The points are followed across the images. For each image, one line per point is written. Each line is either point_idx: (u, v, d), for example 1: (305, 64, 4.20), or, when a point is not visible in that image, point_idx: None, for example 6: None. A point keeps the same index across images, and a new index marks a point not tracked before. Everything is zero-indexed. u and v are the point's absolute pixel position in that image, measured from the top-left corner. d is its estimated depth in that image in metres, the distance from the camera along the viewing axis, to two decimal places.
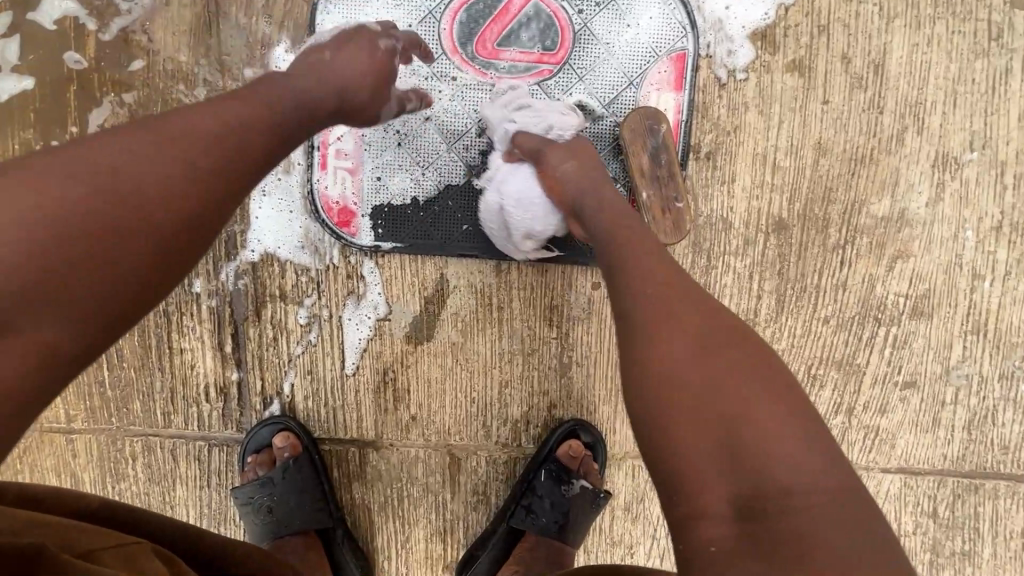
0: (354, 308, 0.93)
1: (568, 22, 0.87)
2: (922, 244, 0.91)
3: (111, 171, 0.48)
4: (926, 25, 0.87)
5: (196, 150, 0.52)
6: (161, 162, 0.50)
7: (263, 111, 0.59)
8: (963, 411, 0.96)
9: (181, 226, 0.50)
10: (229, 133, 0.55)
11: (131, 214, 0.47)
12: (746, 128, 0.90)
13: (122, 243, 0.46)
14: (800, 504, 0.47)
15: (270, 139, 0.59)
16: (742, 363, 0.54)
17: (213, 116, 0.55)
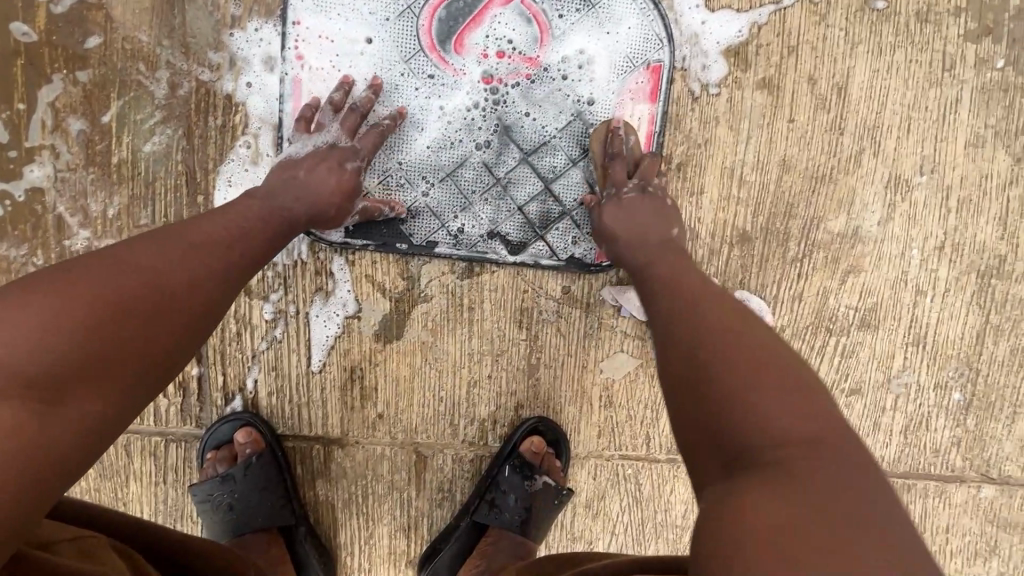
0: (322, 304, 0.91)
1: (547, 27, 0.87)
2: (872, 260, 0.97)
3: (130, 269, 0.58)
4: (887, 52, 0.91)
5: (202, 255, 0.63)
6: (173, 267, 0.60)
7: (258, 223, 0.72)
8: (901, 416, 1.02)
9: (182, 320, 0.59)
10: (236, 241, 0.67)
11: (144, 306, 0.56)
12: (716, 141, 0.92)
13: (118, 335, 0.54)
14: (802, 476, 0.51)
15: (260, 243, 0.70)
16: (765, 376, 0.58)
17: (219, 230, 0.67)
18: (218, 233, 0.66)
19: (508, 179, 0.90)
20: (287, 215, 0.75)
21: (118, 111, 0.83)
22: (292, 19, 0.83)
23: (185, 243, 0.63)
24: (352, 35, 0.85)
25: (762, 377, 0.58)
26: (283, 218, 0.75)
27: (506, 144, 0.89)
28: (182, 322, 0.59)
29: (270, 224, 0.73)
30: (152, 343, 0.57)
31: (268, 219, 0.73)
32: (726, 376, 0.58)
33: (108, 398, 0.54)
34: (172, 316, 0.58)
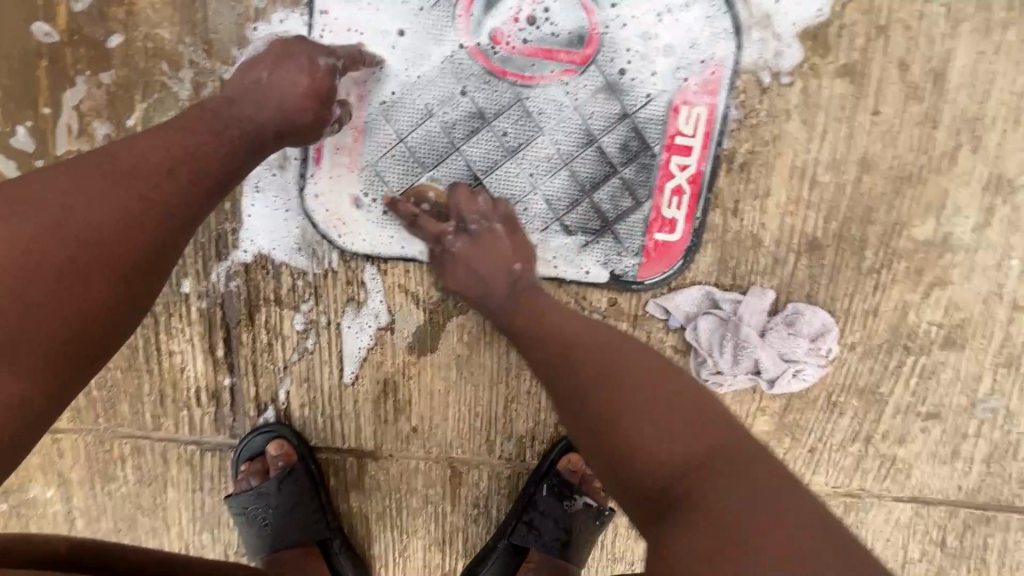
0: (354, 315, 0.87)
1: (597, 18, 0.79)
2: (963, 271, 0.86)
3: (41, 208, 0.53)
4: (997, 31, 0.78)
5: (131, 184, 0.57)
6: (93, 198, 0.55)
7: (210, 138, 0.65)
8: (985, 444, 0.92)
9: (113, 263, 0.55)
10: (176, 163, 0.61)
11: (58, 251, 0.52)
12: (787, 137, 0.82)
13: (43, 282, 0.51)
14: (708, 493, 0.51)
15: (206, 164, 0.63)
16: (632, 388, 0.59)
17: (149, 152, 0.60)
18: (152, 154, 0.60)
19: (545, 186, 0.83)
20: (249, 128, 0.68)
21: (142, 114, 0.79)
22: (320, 8, 0.77)
23: (112, 169, 0.58)
24: (384, 26, 0.78)
25: (610, 392, 0.60)
26: (240, 128, 0.67)
27: (544, 149, 0.82)
28: (111, 263, 0.55)
29: (224, 139, 0.66)
30: (75, 292, 0.52)
31: (223, 134, 0.66)
32: (587, 387, 0.61)
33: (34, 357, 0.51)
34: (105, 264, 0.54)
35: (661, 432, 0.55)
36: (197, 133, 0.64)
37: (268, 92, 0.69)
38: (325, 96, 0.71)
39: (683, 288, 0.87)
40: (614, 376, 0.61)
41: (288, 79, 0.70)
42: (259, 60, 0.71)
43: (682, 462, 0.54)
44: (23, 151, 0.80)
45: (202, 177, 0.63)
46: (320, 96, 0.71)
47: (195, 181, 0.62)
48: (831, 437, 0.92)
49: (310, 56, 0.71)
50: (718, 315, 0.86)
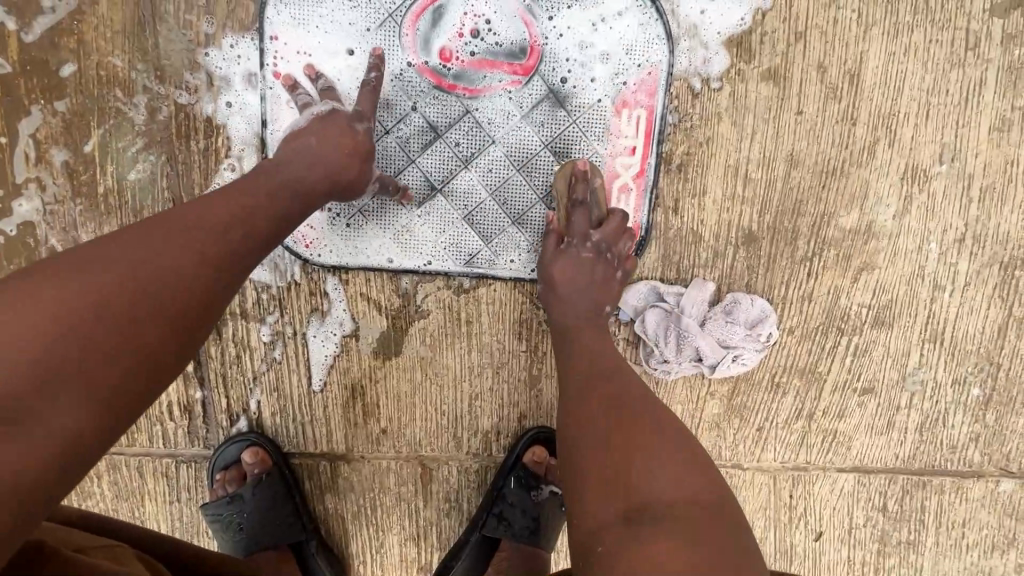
0: (319, 325, 0.90)
1: (536, 29, 0.83)
2: (887, 255, 0.92)
3: (105, 267, 0.55)
4: (904, 33, 0.84)
5: (188, 243, 0.60)
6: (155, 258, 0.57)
7: (265, 200, 0.68)
8: (917, 414, 0.99)
9: (167, 318, 0.56)
10: (233, 223, 0.64)
11: (120, 303, 0.53)
12: (719, 138, 0.87)
13: (105, 326, 0.52)
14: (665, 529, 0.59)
15: (259, 225, 0.66)
16: (627, 433, 0.66)
17: (210, 212, 0.64)
18: (214, 215, 0.63)
19: (500, 192, 0.88)
20: (298, 188, 0.71)
21: (100, 139, 0.82)
22: (269, 32, 0.80)
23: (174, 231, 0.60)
24: (334, 46, 0.81)
25: (599, 441, 0.67)
26: (292, 188, 0.71)
27: (496, 157, 0.86)
28: (168, 319, 0.56)
29: (277, 201, 0.69)
30: (133, 337, 0.53)
31: (275, 195, 0.70)
32: (583, 442, 0.68)
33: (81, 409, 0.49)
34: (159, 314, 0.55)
35: (672, 476, 0.63)
36: (248, 193, 0.68)
37: (315, 159, 0.73)
38: (362, 157, 0.76)
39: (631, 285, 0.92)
40: (644, 426, 0.67)
41: (330, 141, 0.75)
42: (303, 129, 0.76)
43: (650, 504, 0.61)
44: None
45: (256, 230, 0.66)
46: (359, 156, 0.76)
47: (249, 239, 0.65)
48: (776, 416, 0.99)
49: (349, 122, 0.76)
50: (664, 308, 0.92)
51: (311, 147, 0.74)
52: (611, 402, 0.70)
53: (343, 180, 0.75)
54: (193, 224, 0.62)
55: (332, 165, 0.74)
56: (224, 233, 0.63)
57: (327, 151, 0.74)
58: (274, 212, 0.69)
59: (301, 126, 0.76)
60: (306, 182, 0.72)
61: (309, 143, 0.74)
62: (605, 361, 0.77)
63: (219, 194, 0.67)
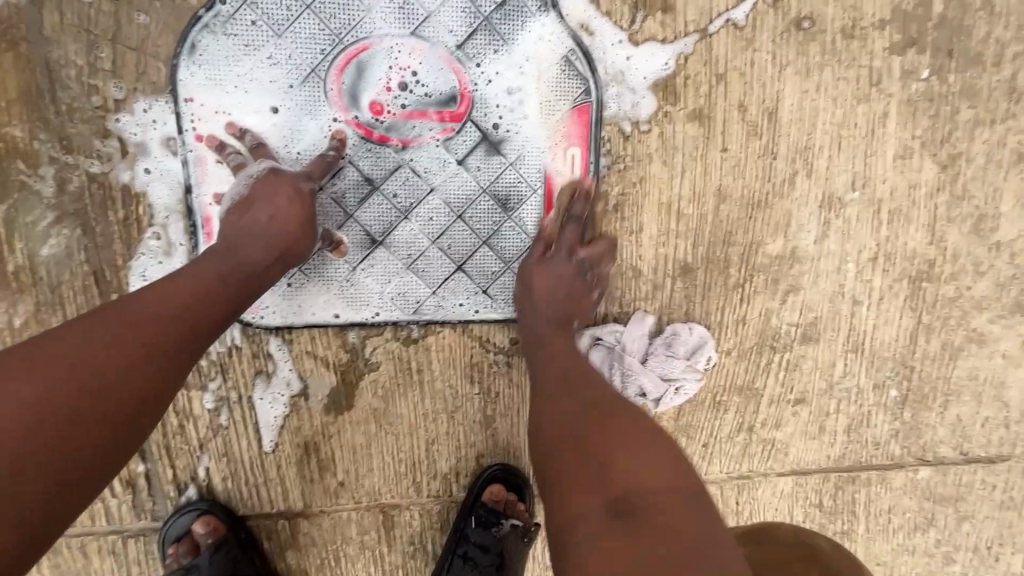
0: (265, 387, 0.88)
1: (465, 77, 0.82)
2: (810, 277, 0.99)
3: (39, 372, 0.51)
4: (815, 72, 0.89)
5: (134, 338, 0.57)
6: (98, 354, 0.54)
7: (217, 284, 0.66)
8: (844, 417, 1.08)
9: (111, 421, 0.53)
10: (182, 312, 0.61)
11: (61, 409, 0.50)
12: (651, 178, 0.90)
13: (38, 444, 0.49)
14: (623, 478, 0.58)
15: (211, 313, 0.64)
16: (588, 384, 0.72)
17: (160, 302, 0.61)
18: (163, 307, 0.60)
19: (442, 240, 0.87)
20: (252, 270, 0.69)
21: (4, 215, 0.76)
22: (185, 96, 0.76)
23: (121, 323, 0.57)
24: (256, 105, 0.77)
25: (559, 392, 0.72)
26: (243, 271, 0.68)
27: (435, 206, 0.85)
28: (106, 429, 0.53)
29: (227, 284, 0.67)
30: (65, 455, 0.50)
31: (226, 278, 0.67)
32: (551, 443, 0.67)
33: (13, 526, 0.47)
34: (99, 423, 0.53)
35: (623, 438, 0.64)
36: (200, 279, 0.65)
37: (264, 232, 0.70)
38: (310, 224, 0.74)
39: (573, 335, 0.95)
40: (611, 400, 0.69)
41: (279, 212, 0.71)
42: (248, 198, 0.73)
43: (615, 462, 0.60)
44: None
45: (208, 322, 0.63)
46: (308, 222, 0.74)
47: (198, 330, 0.62)
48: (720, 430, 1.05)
49: (296, 187, 0.74)
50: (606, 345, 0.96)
51: (260, 222, 0.71)
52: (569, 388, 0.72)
53: (294, 257, 0.73)
54: (141, 320, 0.58)
55: (285, 243, 0.71)
56: (173, 328, 0.60)
57: (279, 226, 0.71)
58: (229, 299, 0.66)
59: (242, 192, 0.73)
60: (259, 265, 0.70)
61: (257, 218, 0.71)
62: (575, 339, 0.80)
63: (168, 281, 0.64)
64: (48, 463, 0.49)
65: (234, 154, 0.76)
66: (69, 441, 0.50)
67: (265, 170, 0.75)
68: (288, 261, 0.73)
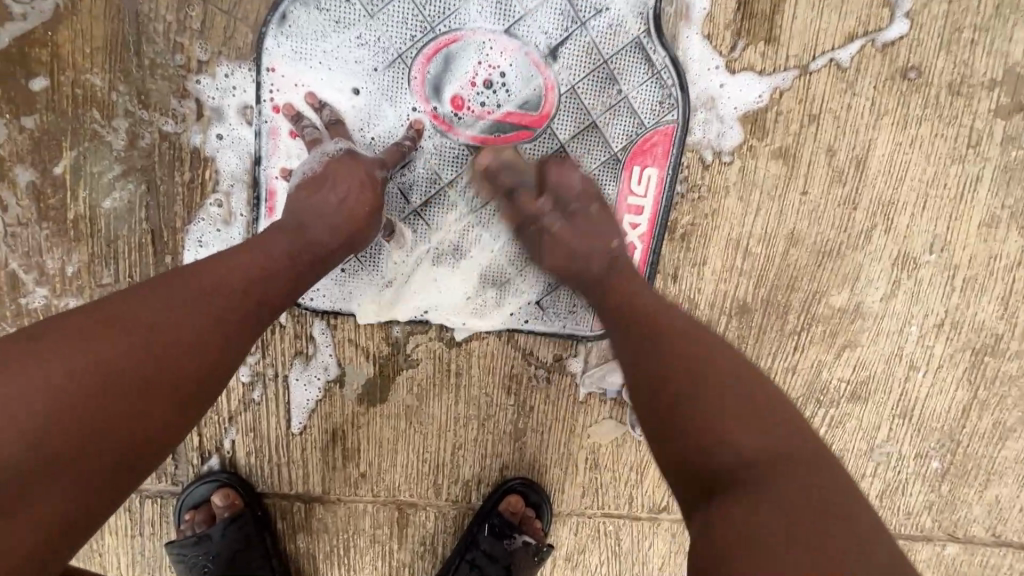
0: (302, 368, 0.87)
1: (552, 81, 0.79)
2: (870, 335, 0.95)
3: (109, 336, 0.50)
4: (913, 125, 0.85)
5: (203, 309, 0.55)
6: (165, 323, 0.52)
7: (284, 262, 0.63)
8: (879, 482, 1.04)
9: (172, 396, 0.52)
10: (249, 287, 0.59)
11: (126, 380, 0.49)
12: (724, 211, 0.87)
13: (99, 412, 0.48)
14: (758, 492, 0.51)
15: (275, 292, 0.61)
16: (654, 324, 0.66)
17: (229, 274, 0.59)
18: (230, 280, 0.58)
19: (502, 246, 0.84)
20: (318, 253, 0.66)
21: (72, 162, 0.75)
22: (268, 65, 0.73)
23: (190, 291, 0.55)
24: (337, 84, 0.75)
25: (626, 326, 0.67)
26: (311, 253, 0.66)
27: (501, 210, 0.83)
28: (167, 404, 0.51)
29: (293, 263, 0.64)
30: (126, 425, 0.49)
31: (295, 258, 0.64)
32: (687, 433, 0.57)
33: (74, 490, 0.47)
34: (161, 397, 0.51)
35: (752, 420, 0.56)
36: (269, 255, 0.63)
37: (334, 216, 0.68)
38: (378, 212, 0.72)
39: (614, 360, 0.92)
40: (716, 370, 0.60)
41: (350, 197, 0.69)
42: (320, 176, 0.70)
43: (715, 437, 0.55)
44: None
45: (272, 300, 0.61)
46: (376, 213, 0.71)
47: (262, 307, 0.60)
48: None
49: (370, 174, 0.71)
50: None
51: (331, 204, 0.68)
52: (681, 360, 0.61)
53: (359, 243, 0.71)
54: (211, 291, 0.56)
55: (353, 228, 0.69)
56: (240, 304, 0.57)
57: (349, 212, 0.68)
58: (294, 279, 0.64)
59: (315, 169, 0.71)
60: (326, 249, 0.67)
61: (326, 199, 0.68)
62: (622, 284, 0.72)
63: (238, 252, 0.62)
64: (111, 434, 0.48)
65: (310, 131, 0.74)
66: (130, 414, 0.49)
67: (340, 150, 0.73)
68: (353, 247, 0.70)
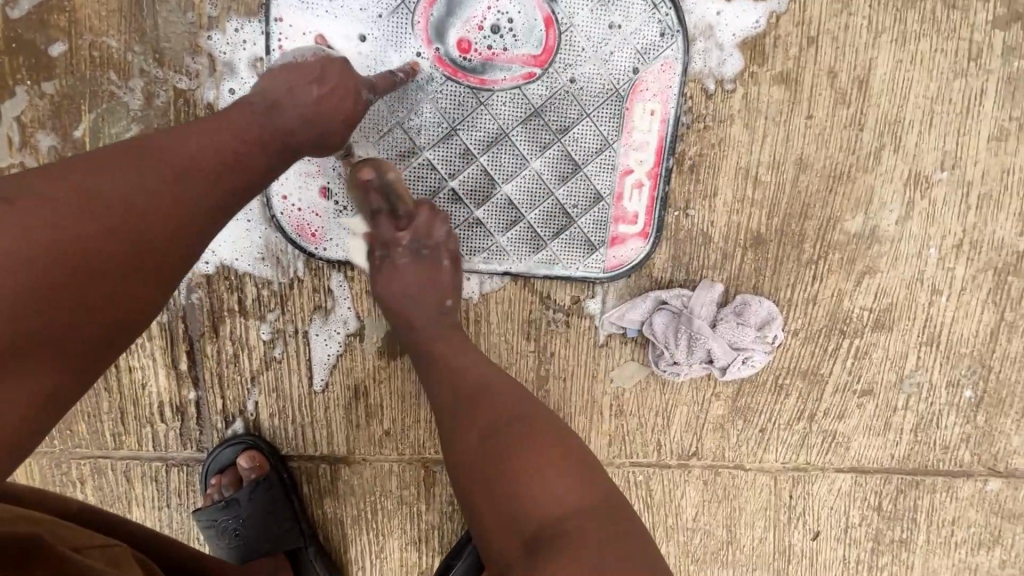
0: (322, 323, 0.88)
1: (552, 20, 0.81)
2: (889, 260, 0.94)
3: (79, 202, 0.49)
4: (912, 42, 0.86)
5: (173, 189, 0.54)
6: (135, 193, 0.51)
7: (253, 147, 0.62)
8: (912, 415, 1.01)
9: (150, 264, 0.52)
10: (221, 168, 0.58)
11: (104, 250, 0.49)
12: (731, 140, 0.87)
13: (78, 278, 0.47)
14: (584, 541, 0.55)
15: (250, 179, 0.61)
16: (507, 388, 0.69)
17: (198, 149, 0.57)
18: (201, 156, 0.57)
19: (512, 188, 0.85)
20: (287, 144, 0.65)
21: (91, 124, 0.77)
22: (276, 16, 0.76)
23: (163, 169, 0.54)
24: (343, 32, 0.78)
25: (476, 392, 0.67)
26: (282, 142, 0.65)
27: (510, 151, 0.84)
28: (145, 272, 0.52)
29: (266, 152, 0.63)
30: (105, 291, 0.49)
31: (266, 145, 0.63)
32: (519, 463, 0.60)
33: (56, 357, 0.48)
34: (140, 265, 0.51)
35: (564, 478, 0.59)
36: (239, 138, 0.61)
37: (308, 114, 0.66)
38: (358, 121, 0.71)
39: (635, 297, 0.91)
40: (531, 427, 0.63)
41: (329, 98, 0.67)
42: (305, 69, 0.68)
43: (542, 518, 0.57)
44: None
45: (248, 182, 0.60)
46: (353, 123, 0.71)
47: (238, 189, 0.60)
48: (779, 416, 1.00)
49: (357, 86, 0.70)
50: (671, 310, 0.90)
51: (307, 101, 0.66)
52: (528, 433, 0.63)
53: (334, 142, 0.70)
54: (179, 165, 0.55)
55: (326, 128, 0.67)
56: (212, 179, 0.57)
57: (323, 114, 0.67)
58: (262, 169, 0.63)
59: (303, 62, 0.69)
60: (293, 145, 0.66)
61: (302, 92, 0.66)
62: (468, 358, 0.73)
63: (205, 129, 0.60)
64: (90, 300, 0.49)
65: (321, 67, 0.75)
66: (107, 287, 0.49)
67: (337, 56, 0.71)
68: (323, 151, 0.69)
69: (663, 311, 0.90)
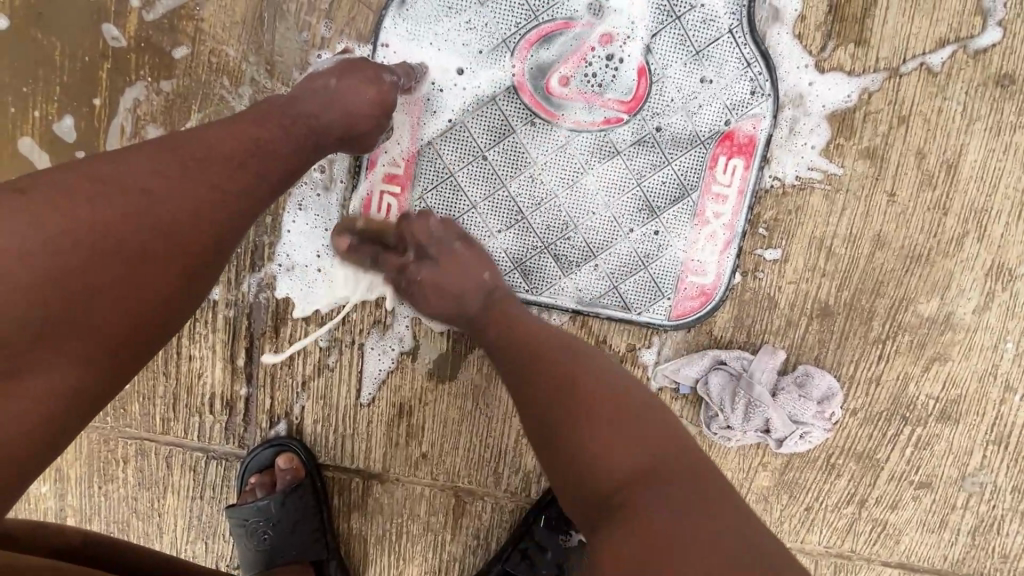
0: (378, 338, 0.89)
1: (644, 71, 0.82)
2: (962, 349, 0.90)
3: (118, 193, 0.51)
4: (1006, 132, 0.84)
5: (200, 179, 0.56)
6: (161, 188, 0.53)
7: (270, 138, 0.63)
8: (971, 516, 0.95)
9: (177, 260, 0.53)
10: (243, 155, 0.59)
11: (125, 244, 0.50)
12: (809, 210, 0.87)
13: (108, 271, 0.49)
14: (665, 506, 0.51)
15: (270, 165, 0.62)
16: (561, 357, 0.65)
17: (225, 139, 0.59)
18: (224, 146, 0.59)
19: (586, 224, 0.86)
20: (312, 126, 0.68)
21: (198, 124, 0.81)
22: (383, 44, 0.80)
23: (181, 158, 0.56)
24: (443, 64, 0.82)
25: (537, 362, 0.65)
26: (307, 125, 0.67)
27: (587, 189, 0.85)
28: (174, 267, 0.53)
29: (293, 139, 0.65)
30: (137, 280, 0.51)
31: (293, 135, 0.65)
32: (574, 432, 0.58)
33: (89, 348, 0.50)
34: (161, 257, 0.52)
35: (643, 442, 0.56)
36: (264, 126, 0.64)
37: (336, 99, 0.70)
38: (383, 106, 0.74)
39: (690, 353, 0.90)
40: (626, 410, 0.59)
41: (351, 86, 0.71)
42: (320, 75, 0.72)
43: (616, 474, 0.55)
44: (70, 145, 0.82)
45: (266, 172, 0.61)
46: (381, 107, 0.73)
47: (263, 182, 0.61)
48: (827, 498, 0.95)
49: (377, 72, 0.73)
50: (729, 372, 0.88)
51: (333, 89, 0.70)
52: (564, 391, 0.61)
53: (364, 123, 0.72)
54: (205, 160, 0.57)
55: (348, 109, 0.70)
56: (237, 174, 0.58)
57: (352, 97, 0.71)
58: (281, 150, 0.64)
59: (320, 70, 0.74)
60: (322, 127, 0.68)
61: (321, 86, 0.71)
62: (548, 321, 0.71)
63: (235, 122, 0.62)
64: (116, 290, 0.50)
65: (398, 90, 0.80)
66: (138, 279, 0.51)
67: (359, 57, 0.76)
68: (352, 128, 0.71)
69: (720, 371, 0.89)
